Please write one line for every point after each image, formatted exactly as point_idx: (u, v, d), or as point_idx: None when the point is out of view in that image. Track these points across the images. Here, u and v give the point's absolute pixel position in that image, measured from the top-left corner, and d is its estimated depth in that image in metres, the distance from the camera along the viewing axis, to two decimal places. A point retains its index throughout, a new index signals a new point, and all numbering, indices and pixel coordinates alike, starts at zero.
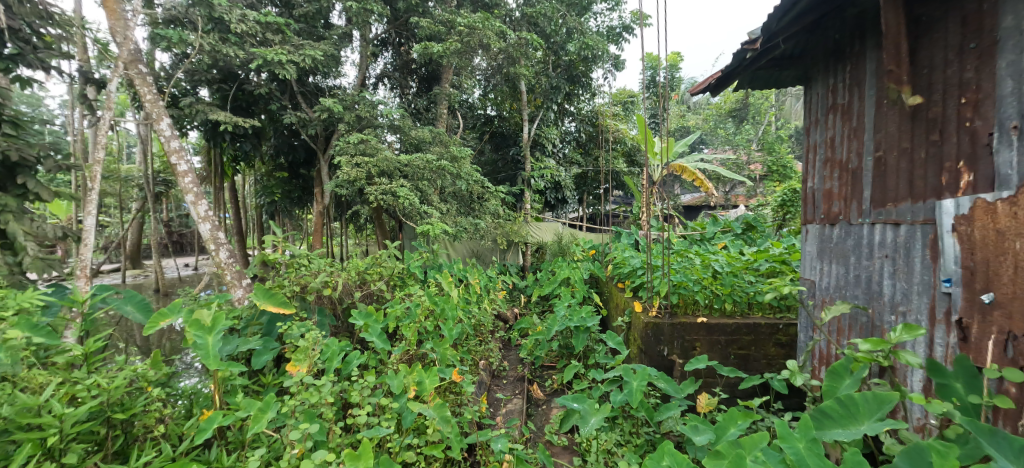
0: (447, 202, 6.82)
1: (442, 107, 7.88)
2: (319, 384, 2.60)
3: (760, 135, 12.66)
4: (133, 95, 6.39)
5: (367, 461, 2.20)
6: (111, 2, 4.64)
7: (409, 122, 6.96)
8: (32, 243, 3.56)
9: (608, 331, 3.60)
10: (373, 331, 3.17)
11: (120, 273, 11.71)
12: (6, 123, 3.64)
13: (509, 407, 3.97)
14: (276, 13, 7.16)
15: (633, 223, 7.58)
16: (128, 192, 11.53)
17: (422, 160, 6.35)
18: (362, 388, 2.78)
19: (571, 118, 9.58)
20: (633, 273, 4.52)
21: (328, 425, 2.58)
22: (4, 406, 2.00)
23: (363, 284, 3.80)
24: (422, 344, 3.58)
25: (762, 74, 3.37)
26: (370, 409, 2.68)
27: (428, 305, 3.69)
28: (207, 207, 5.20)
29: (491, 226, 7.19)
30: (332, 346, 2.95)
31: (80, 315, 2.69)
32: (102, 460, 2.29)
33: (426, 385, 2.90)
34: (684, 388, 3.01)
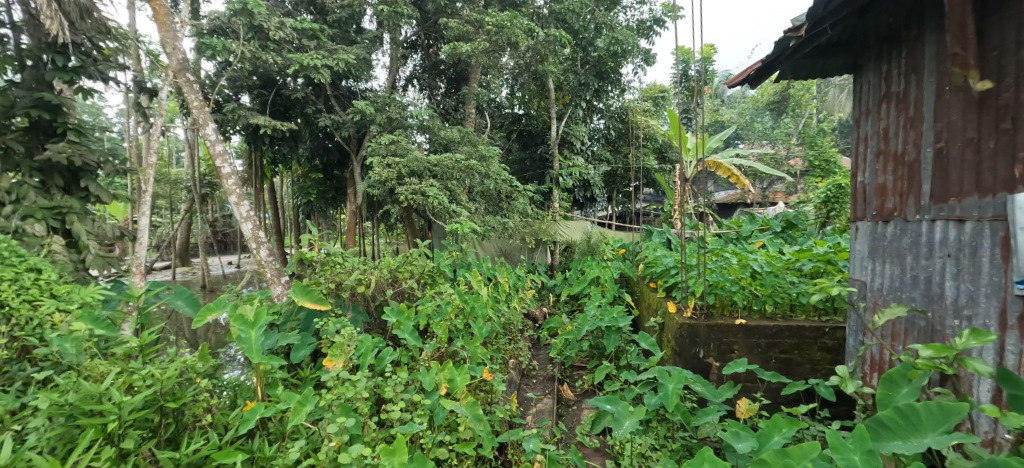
0: (476, 201, 6.89)
1: (470, 107, 8.02)
2: (355, 379, 2.70)
3: (800, 128, 12.22)
4: (181, 102, 6.73)
5: (401, 456, 2.28)
6: (162, 14, 4.89)
7: (438, 122, 7.07)
8: (94, 242, 3.76)
9: (642, 332, 3.60)
10: (406, 328, 3.26)
11: (169, 270, 12.36)
12: (71, 131, 3.86)
13: (539, 407, 4.03)
14: (312, 19, 7.43)
15: (666, 221, 7.50)
16: (178, 194, 12.17)
17: (451, 159, 6.45)
18: (395, 384, 2.87)
19: (600, 115, 9.53)
20: (666, 273, 4.48)
21: (364, 420, 2.69)
22: (71, 393, 2.15)
23: (395, 282, 3.90)
24: (453, 342, 3.65)
25: (806, 63, 3.31)
26: (404, 405, 2.76)
27: (459, 303, 3.76)
28: (249, 207, 5.43)
29: (519, 225, 7.26)
30: (367, 342, 3.05)
31: (138, 310, 2.86)
32: (157, 446, 2.45)
33: (457, 383, 2.96)
34: (722, 392, 2.97)
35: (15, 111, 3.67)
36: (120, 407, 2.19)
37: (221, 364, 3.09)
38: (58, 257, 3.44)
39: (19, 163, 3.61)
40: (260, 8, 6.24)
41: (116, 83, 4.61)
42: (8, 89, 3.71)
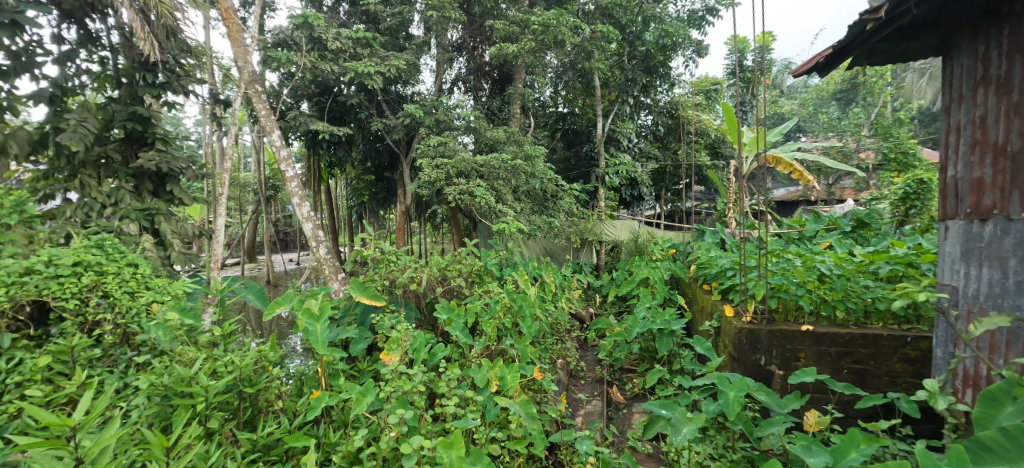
0: (522, 200, 6.98)
1: (515, 107, 8.13)
2: (412, 373, 2.83)
3: (874, 119, 11.47)
4: (249, 111, 7.24)
5: (459, 450, 2.40)
6: (234, 32, 5.27)
7: (484, 123, 7.21)
8: (178, 240, 4.12)
9: (698, 336, 3.57)
10: (456, 325, 3.38)
11: (236, 267, 13.25)
12: (158, 140, 4.24)
13: (588, 408, 4.08)
14: (364, 28, 7.77)
15: (720, 220, 7.29)
16: (244, 196, 13.03)
17: (497, 159, 6.57)
18: (449, 379, 2.99)
19: (648, 111, 9.40)
20: (722, 274, 4.41)
21: (420, 413, 2.83)
22: (165, 376, 2.41)
23: (444, 280, 4.04)
24: (502, 340, 3.75)
25: (884, 48, 2.93)
26: (458, 401, 2.88)
27: (507, 301, 3.85)
28: (310, 208, 5.76)
29: (565, 224, 7.31)
30: (420, 337, 3.19)
31: (218, 303, 3.13)
32: (236, 427, 2.68)
33: (509, 380, 3.10)
34: (788, 403, 2.90)
35: (114, 125, 4.08)
36: (206, 391, 2.42)
37: (289, 355, 3.32)
38: (148, 254, 3.82)
39: (116, 170, 4.03)
40: (319, 21, 6.62)
41: (194, 96, 5.02)
42: (107, 105, 4.13)
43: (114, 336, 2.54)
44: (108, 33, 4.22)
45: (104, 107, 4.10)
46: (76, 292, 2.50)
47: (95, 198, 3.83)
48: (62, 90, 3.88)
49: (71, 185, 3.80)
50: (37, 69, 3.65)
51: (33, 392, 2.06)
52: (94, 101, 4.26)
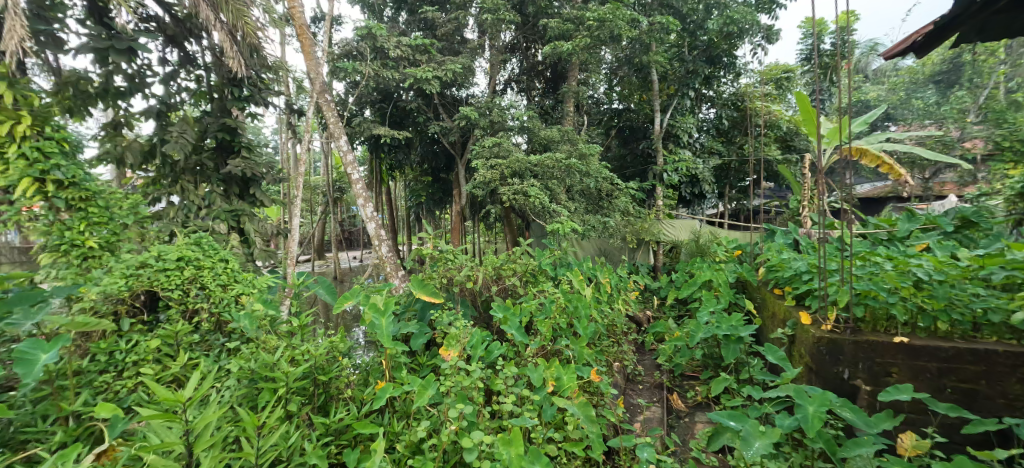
0: (576, 199, 7.01)
1: (569, 105, 8.17)
2: (471, 369, 2.96)
3: (979, 103, 10.31)
4: (319, 118, 7.77)
5: (518, 448, 2.53)
6: (308, 45, 5.64)
7: (538, 123, 7.32)
8: (259, 239, 4.53)
9: (768, 344, 3.38)
10: (512, 324, 3.50)
11: (308, 263, 14.18)
12: (243, 149, 4.65)
13: (647, 414, 4.07)
14: (422, 35, 8.10)
15: (792, 219, 6.91)
16: (315, 197, 13.91)
17: (551, 159, 6.65)
18: (506, 378, 3.11)
19: (710, 104, 9.16)
20: (796, 278, 4.03)
21: (477, 408, 2.97)
22: (252, 362, 2.69)
23: (499, 279, 4.15)
24: (556, 340, 3.82)
25: (995, 20, 3.07)
26: (515, 399, 3.00)
27: (562, 301, 3.90)
28: (373, 209, 6.06)
29: (621, 224, 7.22)
30: (477, 334, 3.32)
31: (295, 297, 3.43)
32: (312, 411, 2.92)
33: (564, 381, 3.17)
34: (878, 422, 2.72)
35: (208, 135, 4.53)
36: (287, 377, 2.67)
37: (357, 348, 3.56)
38: (235, 252, 4.23)
39: (208, 176, 4.49)
40: (381, 30, 7.00)
41: (273, 107, 5.45)
42: (202, 118, 4.60)
43: (210, 324, 2.86)
44: (203, 52, 4.69)
45: (200, 119, 4.57)
46: (180, 284, 2.84)
47: (192, 201, 4.30)
48: (167, 106, 4.38)
49: (175, 189, 4.37)
50: (147, 89, 4.14)
51: (147, 369, 2.38)
52: (191, 115, 4.75)
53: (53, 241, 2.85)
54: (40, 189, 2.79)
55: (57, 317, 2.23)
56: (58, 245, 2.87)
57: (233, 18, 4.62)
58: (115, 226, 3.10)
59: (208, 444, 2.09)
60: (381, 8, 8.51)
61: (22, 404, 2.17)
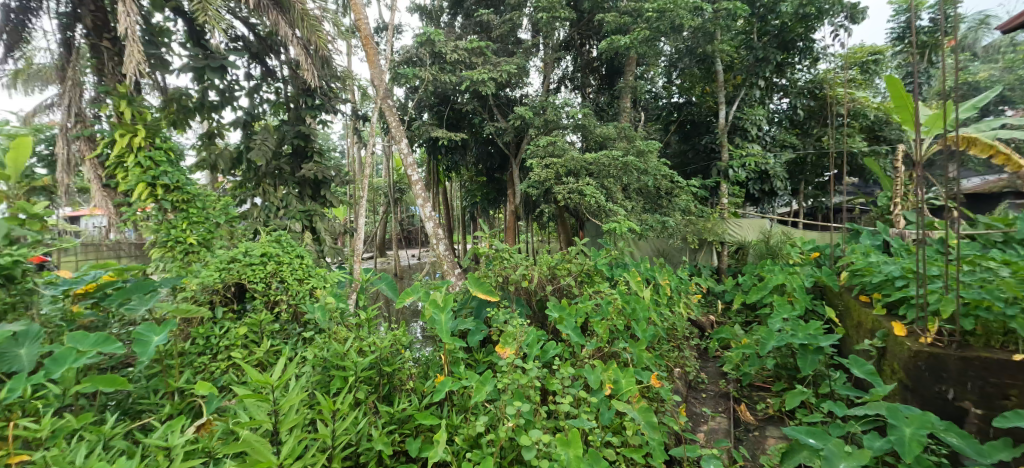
0: (633, 198, 6.90)
1: (625, 101, 8.09)
2: (528, 367, 3.01)
3: None
4: (382, 123, 8.19)
5: (576, 449, 2.59)
6: (373, 55, 5.95)
7: (593, 120, 7.30)
8: (328, 236, 4.90)
9: (854, 355, 3.18)
10: (568, 324, 3.55)
11: (372, 260, 14.87)
12: (315, 154, 5.02)
13: (711, 425, 3.97)
14: (477, 37, 8.23)
15: (878, 219, 6.40)
16: (377, 198, 14.53)
17: (607, 157, 6.63)
18: (563, 378, 3.14)
19: (783, 93, 8.51)
20: (887, 283, 3.68)
21: (534, 407, 3.02)
22: (326, 351, 2.92)
23: (554, 278, 4.17)
24: (613, 342, 3.82)
25: None
26: (571, 399, 3.03)
27: (620, 303, 3.88)
28: (432, 208, 6.29)
29: (682, 223, 6.92)
30: (533, 334, 3.37)
31: (362, 291, 3.67)
32: (377, 401, 3.11)
33: (622, 384, 3.21)
34: (992, 451, 2.46)
35: (286, 142, 4.92)
36: (356, 367, 2.87)
37: (417, 342, 3.72)
38: (308, 248, 4.59)
39: (286, 179, 4.86)
40: (438, 36, 7.28)
41: (341, 114, 5.81)
42: (281, 126, 5.00)
43: (288, 314, 3.13)
44: (282, 66, 5.12)
45: (279, 128, 4.97)
46: (263, 278, 3.13)
47: (271, 202, 4.69)
48: (251, 116, 4.82)
49: (258, 191, 4.78)
50: (236, 101, 4.56)
51: (236, 351, 2.66)
52: (272, 124, 5.18)
53: (161, 238, 3.23)
54: (151, 192, 3.31)
55: (165, 303, 2.58)
56: (166, 241, 3.24)
57: (308, 33, 4.93)
58: (211, 225, 3.46)
59: (292, 423, 2.26)
60: (438, 14, 8.85)
61: (138, 376, 2.51)
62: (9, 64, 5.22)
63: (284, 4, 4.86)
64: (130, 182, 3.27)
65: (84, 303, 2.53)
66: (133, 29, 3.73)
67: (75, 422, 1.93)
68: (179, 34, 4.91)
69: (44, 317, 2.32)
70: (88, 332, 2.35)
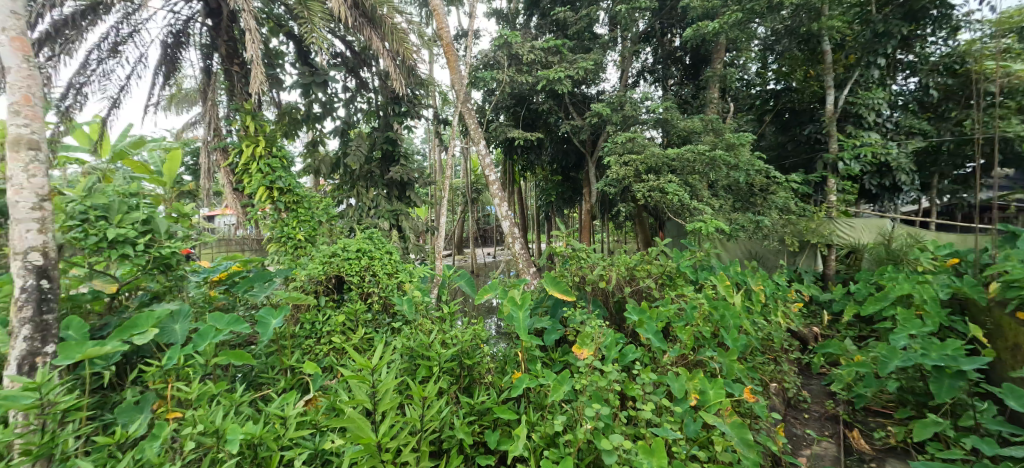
0: (720, 196, 6.43)
1: (713, 91, 7.69)
2: (608, 369, 2.93)
3: None
4: (461, 126, 8.51)
5: (660, 459, 2.54)
6: (454, 62, 6.26)
7: (676, 114, 7.08)
8: (412, 234, 5.27)
9: (1010, 384, 2.91)
10: (649, 328, 3.36)
11: (451, 257, 15.48)
12: (401, 157, 5.42)
13: (815, 449, 3.65)
14: (553, 37, 8.42)
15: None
16: (455, 198, 15.06)
17: (691, 151, 6.29)
18: (644, 384, 3.03)
19: (909, 72, 6.73)
20: None
21: (613, 410, 2.94)
22: (412, 342, 3.12)
23: (633, 280, 3.98)
24: (698, 351, 3.57)
25: None
26: (652, 406, 2.93)
27: (707, 309, 3.57)
28: (508, 208, 6.45)
29: (777, 223, 6.04)
30: (611, 336, 3.22)
31: (445, 285, 3.92)
32: (458, 393, 3.20)
33: (710, 395, 3.05)
34: None
35: (377, 147, 5.33)
36: (439, 358, 3.01)
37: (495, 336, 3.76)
38: (393, 244, 4.94)
39: (375, 181, 5.28)
40: (515, 37, 7.53)
41: (424, 119, 6.16)
42: (372, 133, 5.43)
43: (379, 305, 3.41)
44: (373, 77, 5.58)
45: (370, 134, 5.38)
46: (357, 271, 3.44)
47: (363, 202, 5.13)
48: (348, 124, 5.31)
49: (353, 193, 5.24)
50: (336, 112, 5.02)
51: (336, 338, 2.97)
52: (365, 131, 5.63)
53: (276, 234, 3.70)
54: (270, 194, 3.75)
55: (279, 291, 3.00)
56: (280, 237, 3.72)
57: (396, 45, 5.32)
58: (315, 223, 3.88)
59: (387, 405, 2.44)
60: (514, 17, 9.15)
61: (259, 353, 2.95)
62: (164, 90, 6.12)
63: (375, 21, 5.32)
64: (253, 186, 3.74)
65: (219, 287, 3.05)
66: (257, 55, 4.28)
67: (214, 389, 2.28)
68: (289, 55, 5.52)
69: (191, 298, 2.84)
70: (223, 312, 2.85)
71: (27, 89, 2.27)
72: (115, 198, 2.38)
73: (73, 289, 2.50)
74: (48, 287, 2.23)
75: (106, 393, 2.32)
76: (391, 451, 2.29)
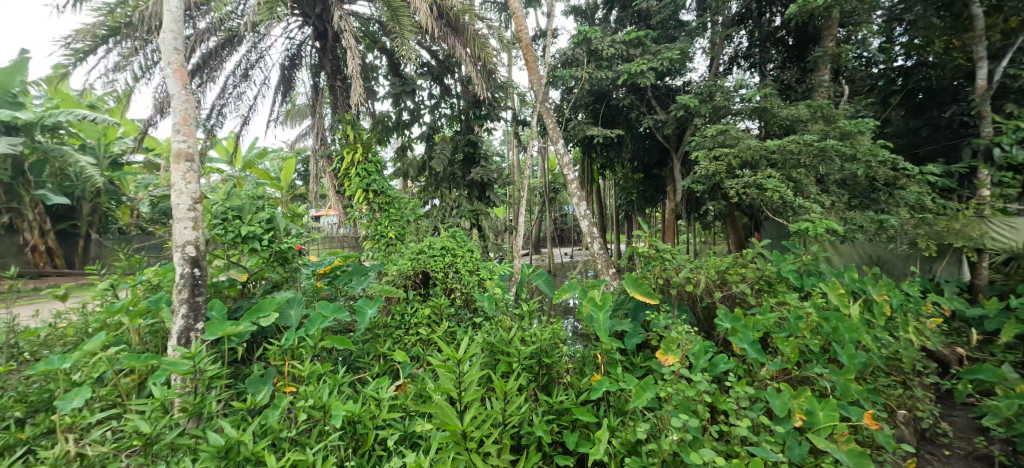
0: (832, 192, 5.39)
1: (822, 73, 6.25)
2: (696, 379, 2.72)
3: None
4: (540, 125, 8.60)
5: None
6: (532, 63, 6.40)
7: (777, 101, 6.05)
8: (490, 233, 5.47)
9: None
10: (744, 338, 2.95)
11: (529, 256, 15.68)
12: (481, 158, 5.66)
13: None
14: (636, 28, 8.27)
15: None
16: (534, 198, 15.27)
17: (797, 142, 5.28)
18: (739, 397, 2.77)
19: None
20: None
21: (703, 424, 2.71)
22: (493, 339, 3.24)
23: (725, 284, 3.43)
24: (804, 366, 3.07)
25: None
26: (749, 423, 2.67)
27: (817, 319, 3.05)
28: (587, 207, 6.37)
29: (909, 223, 4.91)
30: (701, 343, 2.95)
31: (523, 285, 4.03)
32: (536, 390, 3.17)
33: (818, 417, 2.71)
34: None
35: (459, 150, 5.59)
36: (518, 355, 3.05)
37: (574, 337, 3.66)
38: (474, 242, 5.16)
39: (457, 182, 5.53)
40: (595, 33, 7.52)
41: (504, 121, 6.34)
42: (455, 136, 5.69)
43: (462, 300, 3.62)
44: (456, 83, 5.89)
45: (453, 138, 5.67)
46: (441, 268, 3.69)
47: (447, 203, 5.42)
48: (433, 129, 5.64)
49: (436, 194, 5.54)
50: (422, 119, 5.36)
51: (423, 330, 3.22)
52: (449, 134, 5.92)
53: (372, 233, 4.07)
54: (366, 196, 4.14)
55: (374, 284, 3.35)
56: (375, 235, 4.09)
57: (478, 50, 5.56)
58: (404, 222, 4.19)
59: (471, 396, 2.52)
60: (593, 12, 9.07)
61: (357, 340, 3.27)
62: (281, 107, 6.85)
63: (459, 29, 5.61)
64: (352, 189, 4.17)
65: (324, 280, 3.45)
66: (356, 68, 4.68)
67: (321, 368, 2.59)
68: (383, 68, 5.98)
69: (301, 289, 3.25)
70: (328, 301, 3.22)
71: (186, 111, 2.73)
72: (246, 200, 2.83)
73: (216, 277, 2.95)
74: (200, 274, 2.65)
75: (238, 366, 2.79)
76: (475, 440, 2.44)
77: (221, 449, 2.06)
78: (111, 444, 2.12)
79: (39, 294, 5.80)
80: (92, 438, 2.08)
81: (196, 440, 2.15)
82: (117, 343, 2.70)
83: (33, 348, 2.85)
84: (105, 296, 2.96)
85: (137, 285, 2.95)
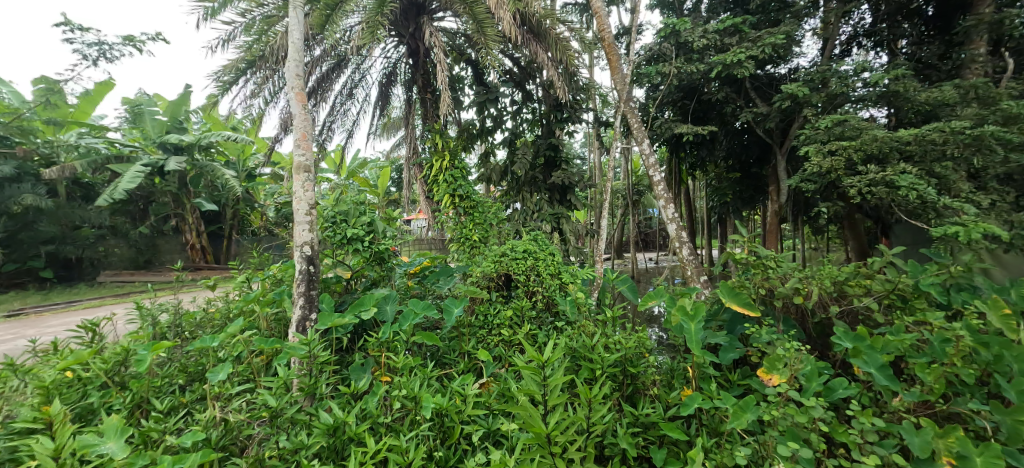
0: (988, 191, 4.71)
1: (979, 44, 5.61)
2: (808, 404, 2.51)
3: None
4: (625, 125, 8.51)
5: None
6: (615, 62, 6.36)
7: (912, 84, 5.52)
8: (571, 237, 5.51)
9: None
10: (870, 361, 2.65)
11: (611, 260, 15.50)
12: (562, 162, 5.73)
13: None
14: (734, 15, 7.91)
15: None
16: (617, 200, 15.08)
17: (937, 132, 4.74)
18: (859, 428, 2.51)
19: None
20: None
21: (816, 455, 2.49)
22: (575, 341, 3.28)
23: (843, 297, 3.16)
24: (950, 399, 2.65)
25: None
26: (873, 458, 2.41)
27: (971, 344, 2.60)
28: (674, 210, 6.17)
29: None
30: (813, 364, 2.70)
31: (608, 288, 4.04)
32: (622, 398, 3.16)
33: (974, 463, 2.28)
34: None
35: (541, 153, 5.72)
36: (603, 361, 3.04)
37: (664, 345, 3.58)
38: (556, 246, 5.21)
39: (539, 186, 5.66)
40: (684, 24, 7.28)
41: (585, 123, 6.35)
42: (536, 141, 5.84)
43: (543, 303, 3.69)
44: (537, 88, 6.04)
45: (534, 142, 5.84)
46: (524, 270, 3.80)
47: (528, 207, 5.57)
48: (515, 135, 5.84)
49: (518, 198, 5.74)
50: (503, 125, 5.55)
51: (505, 330, 3.36)
52: (530, 138, 6.11)
53: (458, 235, 4.32)
54: (451, 200, 4.39)
55: (458, 284, 3.54)
56: (459, 237, 4.32)
57: (559, 54, 5.64)
58: (487, 226, 4.39)
59: (555, 399, 2.59)
60: (682, 3, 8.75)
61: (445, 337, 3.50)
62: (377, 120, 7.41)
63: (540, 34, 5.73)
64: (440, 194, 4.43)
65: (414, 279, 3.69)
66: (445, 80, 4.97)
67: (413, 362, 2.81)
68: (468, 78, 6.27)
69: (395, 287, 3.53)
70: (418, 298, 3.47)
71: (304, 128, 3.10)
72: (351, 205, 3.15)
73: (324, 273, 3.29)
74: (314, 271, 2.98)
75: (343, 355, 3.10)
76: (559, 445, 2.48)
77: (330, 427, 2.33)
78: (246, 413, 2.48)
79: (196, 285, 6.91)
80: (233, 407, 2.42)
81: (310, 417, 2.45)
82: (250, 328, 3.10)
83: (191, 330, 3.37)
84: (242, 288, 3.41)
85: (265, 278, 3.42)
